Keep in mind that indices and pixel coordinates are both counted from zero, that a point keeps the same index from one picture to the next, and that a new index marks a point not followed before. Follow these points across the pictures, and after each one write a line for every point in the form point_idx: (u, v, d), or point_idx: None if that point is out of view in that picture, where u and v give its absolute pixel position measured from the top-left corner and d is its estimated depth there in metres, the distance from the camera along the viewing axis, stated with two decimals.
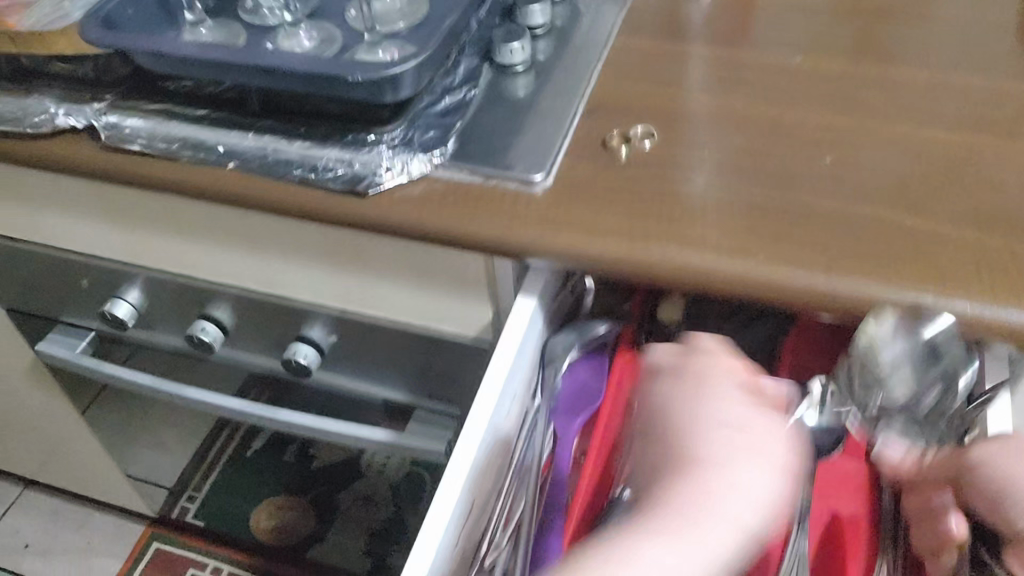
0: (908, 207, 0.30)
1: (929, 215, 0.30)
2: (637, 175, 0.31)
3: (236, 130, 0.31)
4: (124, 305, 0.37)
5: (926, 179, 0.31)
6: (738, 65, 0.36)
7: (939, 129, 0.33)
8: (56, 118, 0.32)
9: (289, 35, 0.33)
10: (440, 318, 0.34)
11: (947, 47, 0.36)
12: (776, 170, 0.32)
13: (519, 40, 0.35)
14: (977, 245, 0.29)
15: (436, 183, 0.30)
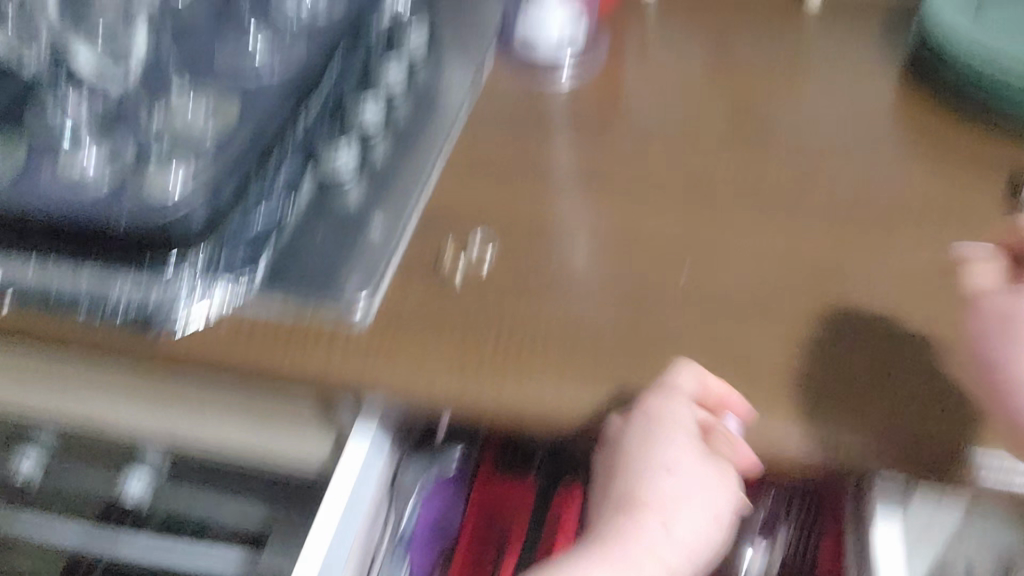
0: (614, 311, 0.60)
1: (599, 319, 0.59)
2: (435, 309, 0.61)
3: (111, 272, 0.63)
4: (136, 482, 0.75)
5: (608, 301, 0.61)
6: (527, 220, 0.67)
7: (674, 270, 0.63)
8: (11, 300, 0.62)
9: (155, 178, 0.62)
10: (284, 450, 0.68)
11: (647, 226, 0.66)
12: (598, 296, 0.61)
13: (343, 160, 0.71)
14: (625, 341, 0.58)
15: (270, 310, 0.61)
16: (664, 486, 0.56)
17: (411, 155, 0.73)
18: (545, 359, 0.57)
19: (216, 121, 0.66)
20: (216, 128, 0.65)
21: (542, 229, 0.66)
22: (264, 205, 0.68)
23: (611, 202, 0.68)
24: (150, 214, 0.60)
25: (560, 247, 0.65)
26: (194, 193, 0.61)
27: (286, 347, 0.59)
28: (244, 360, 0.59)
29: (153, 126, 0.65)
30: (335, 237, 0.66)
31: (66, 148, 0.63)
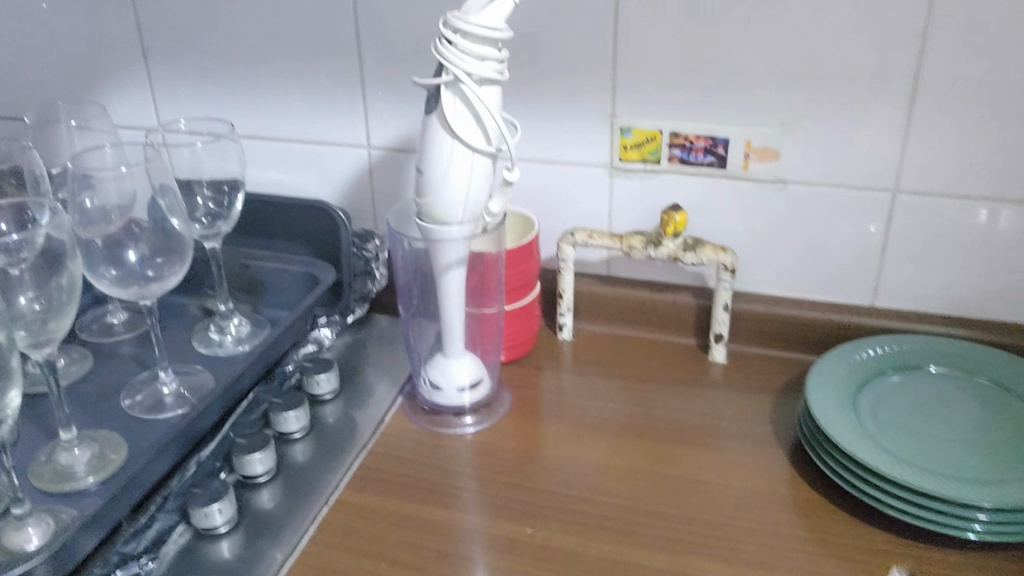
0: (731, 546, 0.55)
1: (742, 527, 0.57)
2: (554, 547, 0.56)
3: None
4: None
5: (739, 520, 0.58)
6: (526, 479, 0.62)
7: (769, 473, 0.61)
8: None
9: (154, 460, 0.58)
10: None
11: (714, 471, 0.62)
12: (637, 516, 0.58)
13: (291, 417, 0.64)
14: (731, 528, 0.57)
15: (358, 573, 0.55)
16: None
17: (359, 427, 0.67)
18: (701, 544, 0.55)
19: (186, 394, 0.64)
20: (186, 399, 0.63)
21: (697, 378, 0.71)
22: (380, 393, 0.71)
23: (621, 462, 0.63)
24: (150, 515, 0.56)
25: (717, 401, 0.69)
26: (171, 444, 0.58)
27: None
28: (386, 491, 0.61)
29: (192, 354, 0.69)
30: (283, 509, 0.60)
31: (197, 332, 0.71)
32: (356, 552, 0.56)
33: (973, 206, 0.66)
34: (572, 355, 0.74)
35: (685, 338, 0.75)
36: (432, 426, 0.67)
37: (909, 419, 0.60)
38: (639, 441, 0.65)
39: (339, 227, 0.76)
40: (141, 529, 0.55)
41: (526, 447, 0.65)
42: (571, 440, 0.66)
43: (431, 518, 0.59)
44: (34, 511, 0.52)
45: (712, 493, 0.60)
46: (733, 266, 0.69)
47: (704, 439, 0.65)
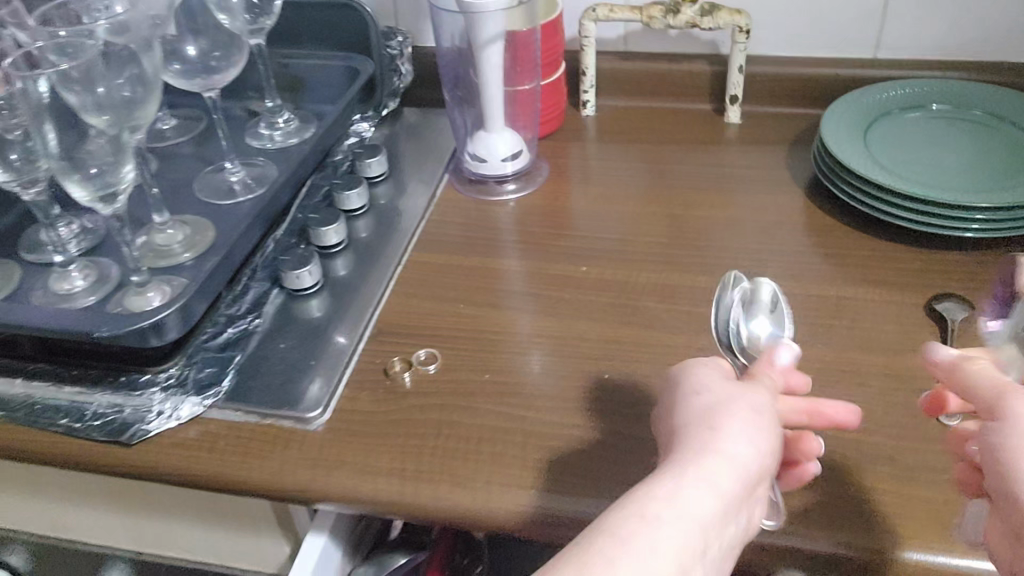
0: (769, 269, 0.63)
1: (776, 252, 0.64)
2: (611, 280, 0.63)
3: (265, 338, 0.60)
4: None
5: (771, 247, 0.65)
6: (575, 233, 0.68)
7: (793, 210, 0.68)
8: (115, 416, 0.54)
9: (236, 242, 0.62)
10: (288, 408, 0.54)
11: (744, 212, 0.69)
12: (681, 252, 0.65)
13: (352, 196, 0.70)
14: (767, 254, 0.64)
15: (444, 311, 0.62)
16: (643, 500, 0.36)
17: (414, 203, 0.73)
18: (740, 267, 0.63)
19: (251, 180, 0.68)
20: (251, 184, 0.68)
21: (717, 138, 0.77)
22: (428, 174, 0.76)
23: (658, 212, 0.70)
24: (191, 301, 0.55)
25: (736, 158, 0.75)
26: (252, 222, 0.63)
27: (486, 321, 0.61)
28: (448, 251, 0.68)
29: (249, 147, 0.73)
30: (361, 272, 0.66)
31: (248, 132, 0.75)
32: (434, 299, 0.63)
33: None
34: (599, 128, 0.80)
35: (701, 106, 0.81)
36: (481, 196, 0.73)
37: (916, 147, 0.67)
38: (673, 194, 0.72)
39: (367, 25, 0.77)
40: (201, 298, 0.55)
41: (572, 207, 0.71)
42: (609, 199, 0.72)
43: (493, 269, 0.66)
44: (150, 279, 0.58)
45: (743, 230, 0.67)
46: (747, 28, 0.74)
47: (729, 187, 0.72)
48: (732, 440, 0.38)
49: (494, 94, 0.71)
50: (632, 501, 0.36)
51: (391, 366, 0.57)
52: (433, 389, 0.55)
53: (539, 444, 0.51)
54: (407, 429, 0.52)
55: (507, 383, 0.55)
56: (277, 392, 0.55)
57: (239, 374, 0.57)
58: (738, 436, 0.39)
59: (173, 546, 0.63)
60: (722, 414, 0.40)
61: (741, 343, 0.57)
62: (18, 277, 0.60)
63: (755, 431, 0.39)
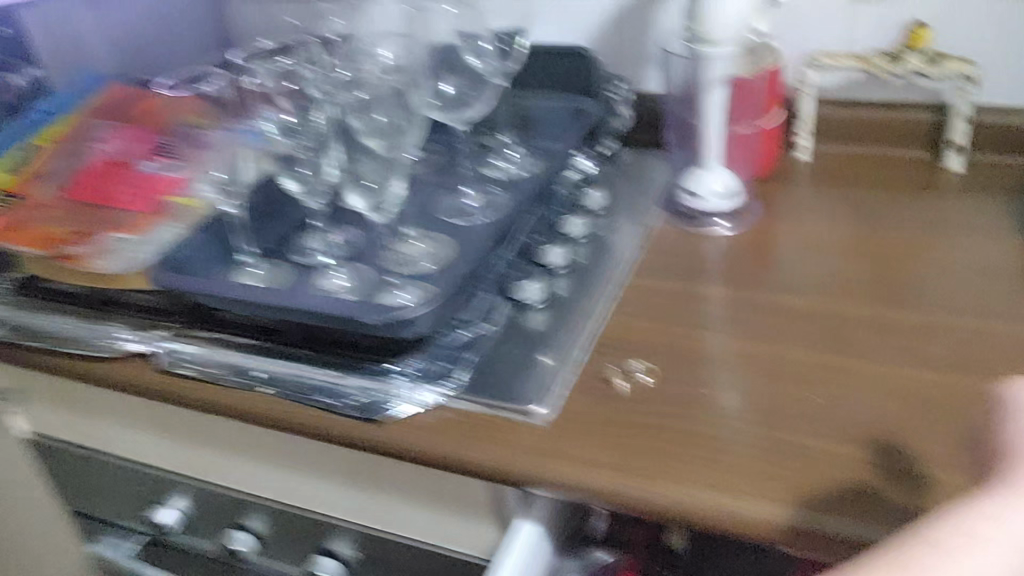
0: (991, 312, 0.62)
1: (997, 296, 0.64)
2: (823, 312, 0.65)
3: (495, 343, 0.66)
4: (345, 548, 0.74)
5: (992, 290, 0.65)
6: (787, 267, 0.71)
7: (1016, 257, 0.68)
8: (366, 395, 0.62)
9: (475, 257, 0.69)
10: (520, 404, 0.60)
11: (963, 256, 0.69)
12: (895, 290, 0.66)
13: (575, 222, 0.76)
14: (988, 297, 0.64)
15: (657, 329, 0.66)
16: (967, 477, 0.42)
17: (629, 231, 0.78)
18: (957, 307, 0.63)
19: (485, 205, 0.76)
20: (487, 207, 0.75)
21: (936, 184, 0.78)
22: (644, 206, 0.81)
23: (871, 252, 0.71)
24: (437, 303, 0.62)
25: (955, 204, 0.75)
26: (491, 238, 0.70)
27: (698, 341, 0.64)
28: (662, 277, 0.72)
29: (483, 174, 0.81)
30: (581, 290, 0.71)
31: (482, 161, 0.83)
32: (648, 318, 0.67)
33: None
34: (811, 171, 0.82)
35: (918, 154, 0.82)
36: (694, 229, 0.77)
37: None
38: (887, 236, 0.73)
39: (593, 69, 0.86)
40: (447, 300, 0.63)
41: (783, 244, 0.74)
42: (819, 237, 0.74)
43: (705, 294, 0.69)
44: (404, 282, 0.66)
45: (960, 272, 0.67)
46: (975, 77, 0.74)
47: (947, 232, 0.72)
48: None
49: (714, 135, 0.76)
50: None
51: (610, 374, 0.61)
52: (648, 398, 0.59)
53: (750, 455, 0.54)
54: (625, 429, 0.57)
55: (719, 395, 0.59)
56: (505, 388, 0.62)
57: (473, 370, 0.64)
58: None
59: (396, 522, 0.70)
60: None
61: (959, 380, 0.57)
62: (291, 277, 0.69)
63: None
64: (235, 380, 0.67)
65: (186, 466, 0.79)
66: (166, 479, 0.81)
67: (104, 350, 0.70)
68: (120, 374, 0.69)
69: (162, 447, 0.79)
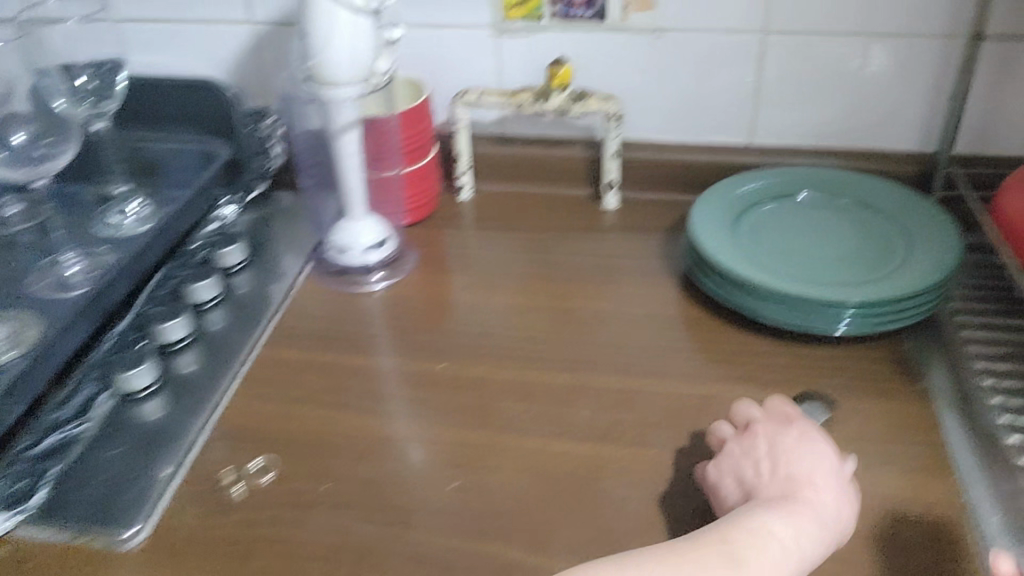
0: (632, 367, 0.60)
1: (640, 350, 0.62)
2: (469, 377, 0.60)
3: (88, 449, 0.55)
4: None
5: (636, 342, 0.63)
6: (439, 327, 0.66)
7: (661, 302, 0.67)
8: None
9: (64, 341, 0.58)
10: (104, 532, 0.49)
11: (612, 305, 0.67)
12: (544, 347, 0.63)
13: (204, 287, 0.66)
14: (632, 350, 0.62)
15: (288, 412, 0.58)
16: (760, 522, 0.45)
17: (273, 291, 0.69)
18: (601, 364, 0.61)
19: (88, 273, 0.64)
20: (89, 276, 0.63)
21: (592, 224, 0.76)
22: (293, 261, 0.72)
23: (525, 304, 0.68)
24: None
25: (611, 246, 0.74)
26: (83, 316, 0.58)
27: (333, 423, 0.57)
28: (305, 346, 0.64)
29: (95, 234, 0.68)
30: (208, 368, 0.62)
31: (96, 217, 0.70)
32: (280, 397, 0.59)
33: (848, 46, 0.71)
34: (474, 213, 0.78)
35: (575, 191, 0.80)
36: (344, 286, 0.70)
37: (784, 237, 0.67)
38: (542, 285, 0.70)
39: (230, 106, 0.77)
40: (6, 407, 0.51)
41: (438, 299, 0.69)
42: (476, 289, 0.70)
43: (349, 364, 0.62)
44: None
45: (608, 324, 0.65)
46: (618, 114, 0.73)
47: (599, 277, 0.70)
48: (784, 542, 0.44)
49: (355, 184, 0.69)
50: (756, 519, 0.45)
51: (221, 477, 0.53)
52: (267, 504, 0.51)
53: (374, 567, 0.47)
54: (233, 548, 0.48)
55: (345, 491, 0.52)
56: (92, 508, 0.51)
57: (53, 488, 0.52)
58: (792, 540, 0.45)
59: None
60: (779, 512, 0.46)
61: (595, 449, 0.54)
62: None
63: (813, 540, 0.45)
64: None
65: None
66: None
67: None
68: None
69: None
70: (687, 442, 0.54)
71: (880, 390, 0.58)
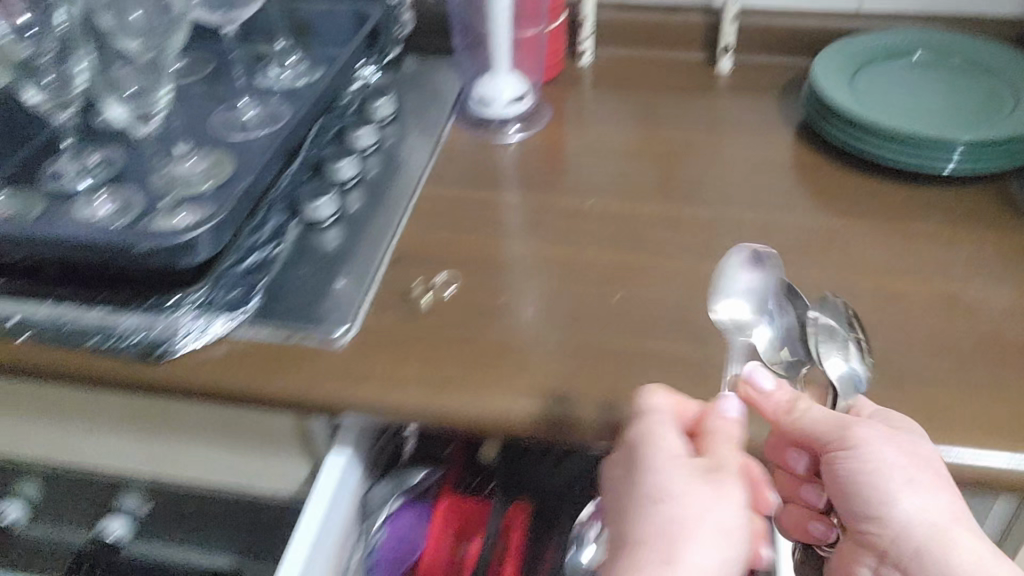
0: (765, 206, 0.66)
1: (769, 192, 0.67)
2: (614, 212, 0.66)
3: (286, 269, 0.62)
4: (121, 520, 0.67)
5: (765, 186, 0.68)
6: (578, 172, 0.71)
7: (784, 153, 0.72)
8: (144, 335, 0.56)
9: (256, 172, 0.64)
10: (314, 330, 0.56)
11: (738, 155, 0.72)
12: (680, 189, 0.68)
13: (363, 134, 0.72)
14: (761, 192, 0.68)
15: (455, 240, 0.64)
16: (681, 529, 0.42)
17: (423, 142, 0.75)
18: (735, 203, 0.66)
19: (261, 118, 0.70)
20: (264, 120, 0.69)
21: (709, 87, 0.81)
22: (433, 116, 0.78)
23: (654, 154, 0.73)
24: (215, 222, 0.56)
25: (729, 106, 0.78)
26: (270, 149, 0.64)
27: (497, 249, 0.63)
28: (459, 188, 0.70)
29: (258, 86, 0.74)
30: (376, 204, 0.68)
31: (256, 72, 0.76)
32: (446, 229, 0.65)
33: None
34: (595, 76, 0.83)
35: (690, 57, 0.84)
36: (483, 137, 0.76)
37: (901, 91, 0.71)
38: (669, 138, 0.75)
39: None
40: (227, 221, 0.57)
41: (573, 149, 0.74)
42: (607, 141, 0.75)
43: (502, 203, 0.68)
44: (178, 205, 0.59)
45: (735, 170, 0.70)
46: None
47: (721, 131, 0.75)
48: (701, 525, 0.42)
49: (501, 40, 0.74)
50: (674, 534, 0.42)
51: (411, 289, 0.59)
52: (454, 310, 0.58)
53: (558, 359, 0.54)
54: (430, 345, 0.55)
55: (522, 300, 0.58)
56: (301, 310, 0.58)
57: (264, 297, 0.59)
58: (701, 520, 0.42)
59: (187, 467, 0.64)
60: (687, 470, 0.45)
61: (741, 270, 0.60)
62: (39, 207, 0.61)
63: (725, 513, 0.43)
64: None
65: None
66: None
67: None
68: None
69: None
70: (824, 266, 0.60)
71: (998, 225, 0.63)
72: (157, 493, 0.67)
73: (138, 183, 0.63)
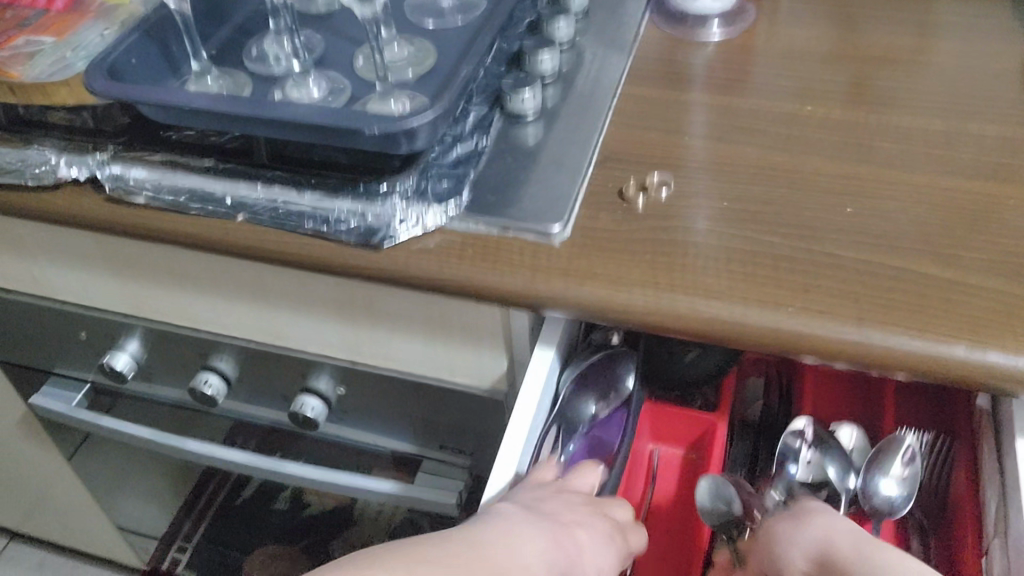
0: (1002, 117, 0.60)
1: (1003, 101, 0.62)
2: (831, 118, 0.62)
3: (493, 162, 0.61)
4: (313, 404, 0.70)
5: (1000, 94, 0.63)
6: (787, 73, 0.67)
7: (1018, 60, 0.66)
8: (362, 222, 0.56)
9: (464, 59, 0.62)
10: (529, 222, 0.55)
11: (965, 60, 0.66)
12: (902, 95, 0.64)
13: (562, 26, 0.69)
14: (996, 101, 0.62)
15: (660, 138, 0.62)
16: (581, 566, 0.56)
17: (621, 36, 0.71)
18: (967, 112, 0.61)
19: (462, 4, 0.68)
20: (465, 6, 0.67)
21: None
22: (630, 9, 0.74)
23: (871, 56, 0.68)
24: (432, 107, 0.55)
25: (951, 8, 0.72)
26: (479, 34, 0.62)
27: (708, 149, 0.60)
28: (660, 85, 0.67)
29: None
30: (577, 98, 0.65)
31: None
32: (651, 127, 0.63)
33: None
34: None
35: None
36: (681, 34, 0.72)
37: None
38: (885, 40, 0.69)
39: None
40: (445, 108, 0.56)
41: (779, 48, 0.70)
42: (816, 41, 0.70)
43: (707, 103, 0.65)
44: (392, 91, 0.59)
45: (964, 76, 0.65)
46: None
47: (946, 35, 0.69)
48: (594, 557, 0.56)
49: None
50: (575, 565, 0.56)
51: (626, 189, 0.57)
52: (670, 212, 0.56)
53: (786, 268, 0.51)
54: (649, 247, 0.53)
55: (741, 204, 0.56)
56: (510, 203, 0.57)
57: (473, 188, 0.58)
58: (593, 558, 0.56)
59: (386, 353, 0.66)
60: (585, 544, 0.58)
61: (981, 186, 0.55)
62: (249, 84, 0.62)
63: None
64: (198, 206, 0.60)
65: (140, 310, 0.72)
66: (115, 322, 0.75)
67: (41, 180, 0.62)
68: (74, 210, 0.62)
69: (107, 286, 0.71)
70: None
71: None
72: (356, 380, 0.70)
73: (345, 66, 0.63)
